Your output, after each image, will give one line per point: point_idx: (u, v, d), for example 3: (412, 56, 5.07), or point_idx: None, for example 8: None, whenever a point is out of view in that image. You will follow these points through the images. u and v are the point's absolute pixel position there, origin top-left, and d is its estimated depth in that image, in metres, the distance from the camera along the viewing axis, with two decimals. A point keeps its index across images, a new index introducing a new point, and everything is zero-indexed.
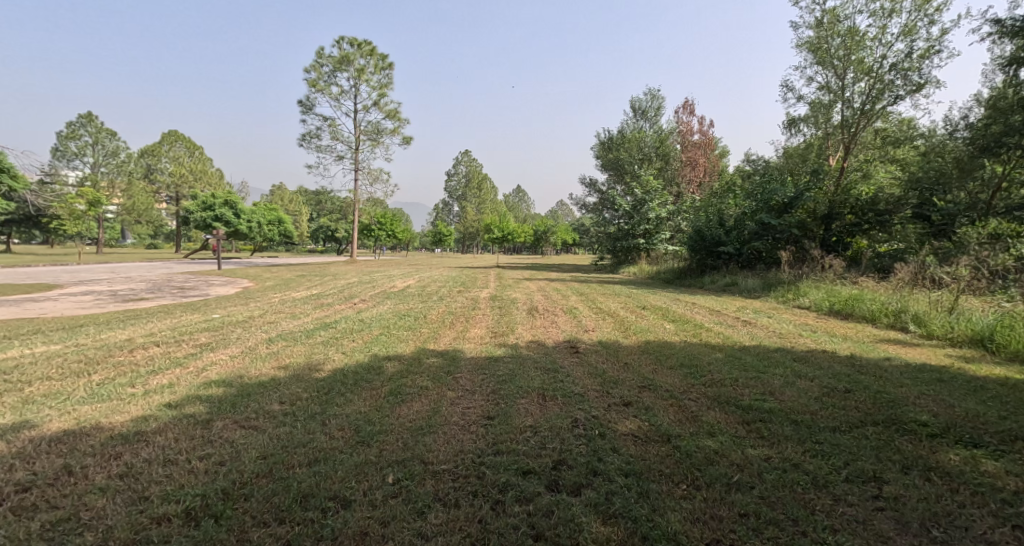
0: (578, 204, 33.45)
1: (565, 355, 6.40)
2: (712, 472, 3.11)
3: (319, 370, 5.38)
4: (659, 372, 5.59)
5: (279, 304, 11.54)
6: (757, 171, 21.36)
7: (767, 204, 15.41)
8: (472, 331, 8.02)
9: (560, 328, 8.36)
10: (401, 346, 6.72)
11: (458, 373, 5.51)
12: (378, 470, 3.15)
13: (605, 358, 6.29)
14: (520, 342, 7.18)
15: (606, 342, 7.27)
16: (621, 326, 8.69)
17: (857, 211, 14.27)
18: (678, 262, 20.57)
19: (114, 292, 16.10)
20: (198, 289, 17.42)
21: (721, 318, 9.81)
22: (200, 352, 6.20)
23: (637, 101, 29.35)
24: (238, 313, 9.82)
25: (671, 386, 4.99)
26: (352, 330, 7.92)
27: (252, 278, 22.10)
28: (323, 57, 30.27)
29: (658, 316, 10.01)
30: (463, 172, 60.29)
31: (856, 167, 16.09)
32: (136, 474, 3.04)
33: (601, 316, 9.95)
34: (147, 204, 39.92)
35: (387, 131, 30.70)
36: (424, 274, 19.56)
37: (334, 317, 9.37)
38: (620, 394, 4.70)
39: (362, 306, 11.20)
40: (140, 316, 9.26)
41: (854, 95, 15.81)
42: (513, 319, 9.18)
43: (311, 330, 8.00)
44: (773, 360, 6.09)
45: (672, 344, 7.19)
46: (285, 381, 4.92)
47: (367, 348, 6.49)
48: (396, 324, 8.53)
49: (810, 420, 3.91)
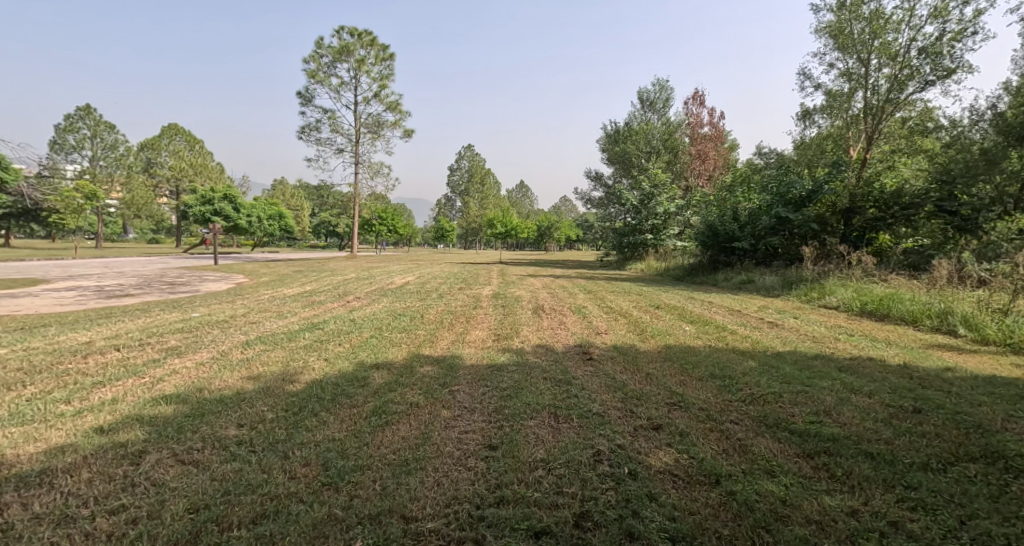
0: (581, 198, 32.63)
1: (577, 363, 5.63)
2: (784, 538, 2.47)
3: (294, 382, 4.63)
4: (689, 384, 4.84)
5: (268, 301, 10.84)
6: (771, 164, 20.55)
7: (784, 197, 14.70)
8: (473, 333, 7.26)
9: (570, 330, 7.62)
10: (391, 352, 5.96)
11: (455, 385, 4.76)
12: (345, 533, 2.49)
13: (623, 367, 5.52)
14: (526, 347, 6.45)
15: (624, 348, 6.51)
16: (638, 328, 7.92)
17: (881, 205, 13.18)
18: (689, 258, 19.80)
19: (100, 288, 15.42)
20: (190, 285, 16.74)
21: (744, 319, 9.00)
22: (164, 358, 5.47)
23: (644, 92, 28.50)
24: (222, 311, 9.12)
25: (705, 403, 4.25)
26: (341, 332, 7.18)
27: (248, 274, 21.48)
28: (323, 47, 29.55)
29: (675, 316, 9.28)
30: (465, 166, 59.46)
31: (881, 158, 15.26)
32: (17, 537, 2.42)
33: (613, 316, 9.17)
34: (147, 199, 39.34)
35: (388, 124, 29.99)
36: (424, 269, 18.88)
37: (323, 316, 8.64)
38: (646, 414, 3.97)
39: (356, 304, 10.49)
40: (114, 314, 8.54)
41: (880, 82, 15.04)
42: (518, 319, 8.45)
43: (295, 331, 7.26)
44: (819, 371, 5.31)
45: (697, 350, 6.42)
46: (251, 395, 4.17)
47: (351, 356, 5.71)
48: (390, 325, 7.79)
49: (888, 450, 3.20)
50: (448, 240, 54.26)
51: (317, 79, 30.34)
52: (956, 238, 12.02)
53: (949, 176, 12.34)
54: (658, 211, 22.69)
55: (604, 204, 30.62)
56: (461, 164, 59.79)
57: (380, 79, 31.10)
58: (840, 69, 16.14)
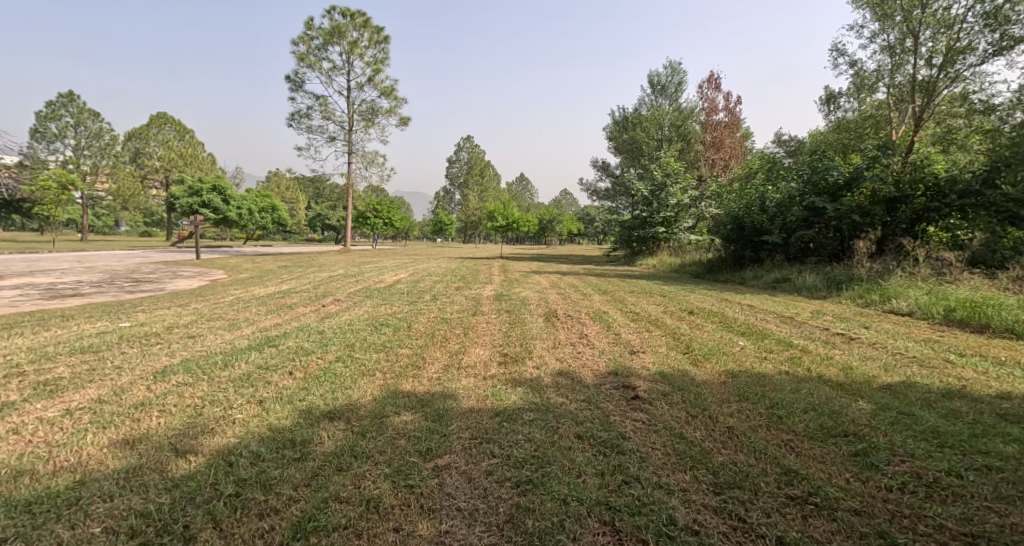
0: (586, 189, 30.85)
1: (622, 410, 3.93)
2: None
3: (181, 454, 2.93)
4: (803, 453, 3.12)
5: (228, 305, 9.13)
6: (794, 153, 18.77)
7: (817, 186, 12.94)
8: (472, 353, 5.57)
9: (597, 349, 5.91)
10: (354, 391, 4.18)
11: (442, 456, 3.08)
12: None
13: (682, 415, 3.84)
14: (544, 376, 4.75)
15: (676, 379, 4.81)
16: (682, 346, 6.23)
17: (933, 193, 11.24)
18: (709, 254, 18.05)
19: (52, 287, 13.51)
20: (155, 283, 14.92)
21: (807, 330, 7.27)
22: (22, 401, 3.79)
23: (655, 76, 26.71)
24: (162, 319, 7.39)
25: (854, 498, 2.67)
26: (298, 352, 5.47)
27: (229, 269, 19.81)
28: (313, 29, 27.71)
29: (719, 326, 7.59)
30: (465, 158, 57.69)
31: (930, 141, 13.42)
32: None
33: (644, 326, 7.49)
34: (135, 190, 36.54)
35: (383, 111, 28.20)
36: (419, 266, 17.20)
37: (284, 327, 6.91)
38: (768, 526, 2.54)
39: (332, 309, 8.79)
40: (24, 323, 6.79)
41: (931, 54, 13.17)
42: (528, 331, 6.78)
43: (239, 351, 5.55)
44: (979, 421, 3.60)
45: (775, 382, 4.74)
46: (88, 494, 2.61)
47: (295, 399, 3.96)
48: (364, 340, 6.09)
49: None
50: (447, 234, 52.42)
51: (307, 63, 28.52)
52: (1009, 231, 10.05)
53: (1006, 160, 10.26)
54: (670, 203, 20.76)
55: (609, 195, 28.78)
56: (460, 156, 58.06)
57: (374, 63, 29.29)
58: (882, 43, 14.39)
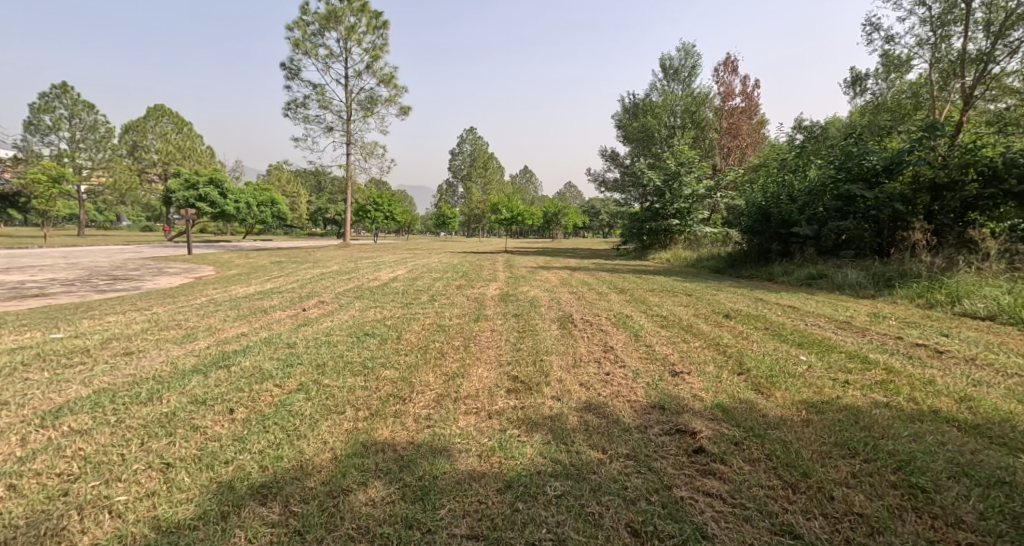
0: (595, 179, 29.46)
1: (681, 469, 2.82)
2: None
3: None
4: None
5: (195, 309, 7.99)
6: (820, 139, 17.39)
7: (852, 172, 11.53)
8: (473, 376, 4.34)
9: (628, 370, 4.66)
10: (308, 444, 2.97)
11: None
12: None
13: (772, 483, 2.71)
14: (569, 415, 3.52)
15: (742, 416, 3.60)
16: (733, 361, 5.04)
17: (988, 175, 9.66)
18: (730, 247, 16.77)
19: (17, 286, 12.30)
20: (136, 282, 13.82)
21: (877, 340, 5.98)
22: None
23: (667, 60, 25.44)
24: (107, 328, 6.22)
25: None
26: (249, 378, 4.24)
27: (218, 267, 18.60)
28: (308, 13, 26.38)
29: (768, 334, 6.32)
30: (467, 151, 56.10)
31: (982, 120, 12.00)
32: None
33: (678, 334, 6.27)
34: (131, 184, 35.35)
35: (382, 99, 26.99)
36: (419, 263, 16.03)
37: (247, 339, 5.74)
38: None
39: (314, 313, 7.65)
40: None
41: (984, 23, 11.77)
42: (541, 342, 5.54)
43: (181, 374, 4.38)
44: None
45: (882, 420, 3.51)
46: None
47: (217, 461, 2.80)
48: (338, 358, 4.86)
49: None
50: (450, 228, 50.91)
51: (303, 49, 27.27)
52: None
53: None
54: (685, 193, 19.49)
55: (619, 186, 27.39)
56: (462, 148, 56.52)
57: (373, 50, 28.03)
58: (926, 15, 12.99)
